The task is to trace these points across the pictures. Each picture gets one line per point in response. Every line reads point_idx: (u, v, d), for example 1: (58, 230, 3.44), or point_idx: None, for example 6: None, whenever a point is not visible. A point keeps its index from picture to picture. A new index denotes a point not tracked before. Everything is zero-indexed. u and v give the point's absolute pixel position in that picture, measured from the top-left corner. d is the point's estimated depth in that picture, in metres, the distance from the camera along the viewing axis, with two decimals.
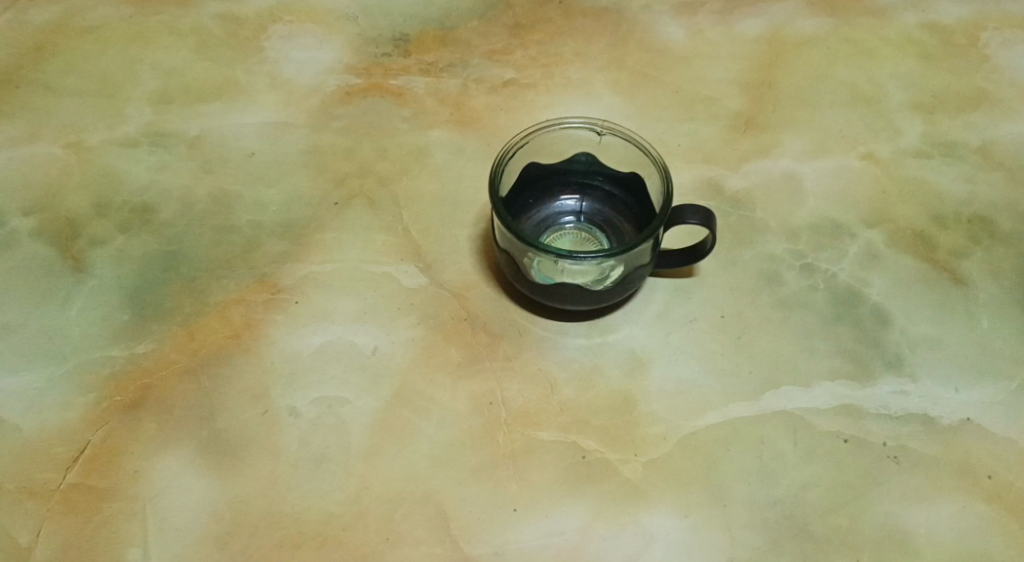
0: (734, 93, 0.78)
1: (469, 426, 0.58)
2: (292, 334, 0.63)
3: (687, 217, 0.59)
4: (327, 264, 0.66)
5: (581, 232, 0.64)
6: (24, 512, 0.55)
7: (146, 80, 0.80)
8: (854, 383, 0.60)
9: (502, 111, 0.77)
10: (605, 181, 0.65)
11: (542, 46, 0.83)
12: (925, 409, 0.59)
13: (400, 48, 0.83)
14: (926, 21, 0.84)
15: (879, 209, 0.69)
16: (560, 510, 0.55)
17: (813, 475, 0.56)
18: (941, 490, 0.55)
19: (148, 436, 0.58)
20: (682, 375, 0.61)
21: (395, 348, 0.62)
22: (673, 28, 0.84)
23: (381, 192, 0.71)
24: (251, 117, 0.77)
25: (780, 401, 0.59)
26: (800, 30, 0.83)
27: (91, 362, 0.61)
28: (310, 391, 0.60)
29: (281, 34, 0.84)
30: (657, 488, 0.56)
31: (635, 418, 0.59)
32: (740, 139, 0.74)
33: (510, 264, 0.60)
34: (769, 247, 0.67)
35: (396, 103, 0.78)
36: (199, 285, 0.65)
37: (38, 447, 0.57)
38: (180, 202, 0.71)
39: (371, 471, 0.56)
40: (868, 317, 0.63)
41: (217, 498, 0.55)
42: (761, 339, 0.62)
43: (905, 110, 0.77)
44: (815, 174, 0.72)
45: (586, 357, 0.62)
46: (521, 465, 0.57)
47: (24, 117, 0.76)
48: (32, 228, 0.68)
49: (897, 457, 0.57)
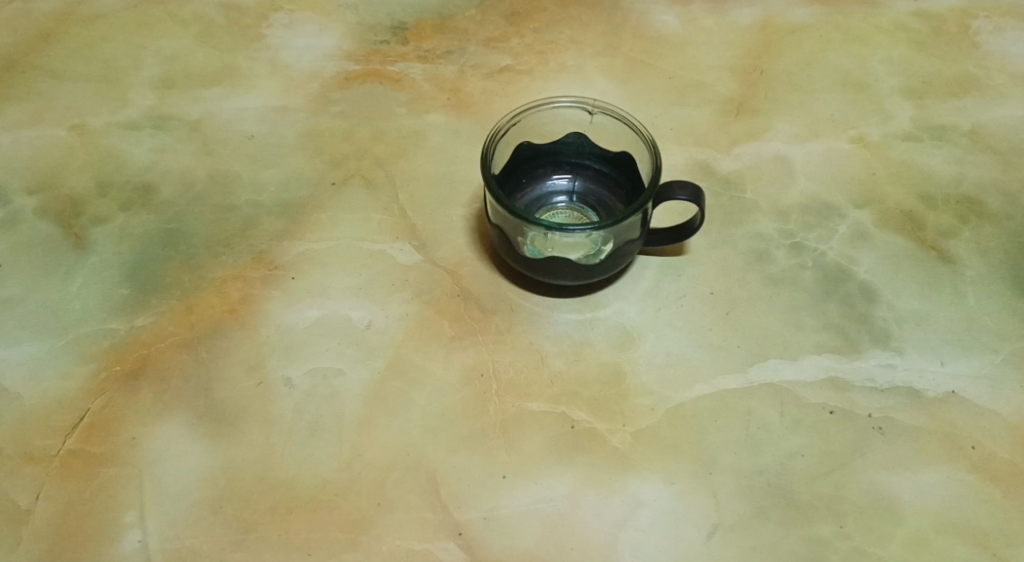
0: (727, 79, 0.79)
1: (461, 397, 0.59)
2: (288, 308, 0.64)
3: (675, 193, 0.60)
4: (323, 242, 0.68)
5: (573, 210, 0.66)
6: (25, 476, 0.56)
7: (149, 66, 0.81)
8: (841, 356, 0.61)
9: (497, 96, 0.79)
10: (597, 160, 0.66)
11: (538, 33, 0.85)
12: (911, 382, 0.59)
13: (398, 35, 0.84)
14: (918, 10, 0.85)
15: (869, 190, 0.70)
16: (548, 477, 0.56)
17: (799, 445, 0.57)
18: (927, 459, 0.56)
19: (146, 405, 0.59)
20: (671, 348, 0.61)
21: (389, 322, 0.63)
22: (667, 16, 0.86)
23: (378, 174, 0.72)
24: (251, 102, 0.78)
25: (767, 374, 0.60)
26: (793, 18, 0.85)
27: (91, 334, 0.62)
28: (305, 362, 0.61)
29: (282, 23, 0.86)
30: (645, 457, 0.56)
31: (624, 390, 0.59)
32: (732, 123, 0.76)
33: (503, 240, 0.61)
34: (759, 227, 0.68)
35: (394, 88, 0.79)
36: (198, 261, 0.66)
37: (39, 415, 0.58)
38: (181, 182, 0.72)
39: (364, 440, 0.57)
40: (856, 294, 0.64)
41: (213, 465, 0.56)
42: (750, 314, 0.63)
43: (896, 95, 0.78)
44: (805, 157, 0.73)
45: (576, 331, 0.63)
46: (511, 434, 0.57)
47: (29, 101, 0.78)
48: (35, 206, 0.70)
49: (882, 428, 0.57)
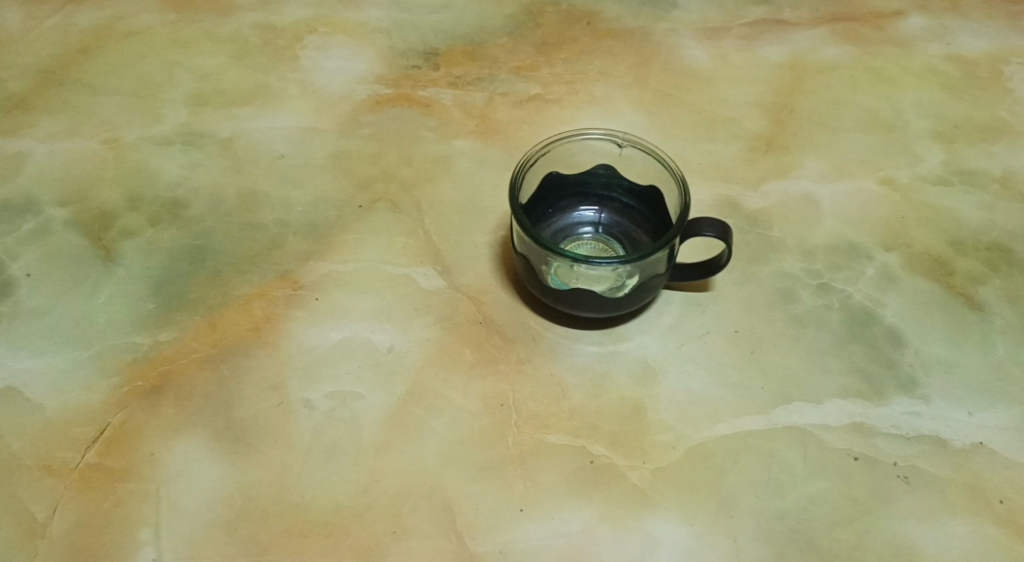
0: (756, 116, 0.79)
1: (480, 426, 0.59)
2: (310, 329, 0.64)
3: (703, 229, 0.59)
4: (348, 263, 0.68)
5: (598, 242, 0.66)
6: (43, 488, 0.56)
7: (183, 83, 0.82)
8: (866, 401, 0.60)
9: (526, 124, 0.79)
10: (624, 193, 0.66)
11: (568, 63, 0.85)
12: (937, 431, 0.58)
13: (429, 61, 0.85)
14: (950, 53, 0.85)
15: (897, 233, 0.70)
16: (565, 512, 0.55)
17: (821, 490, 0.56)
18: (952, 511, 0.55)
19: (166, 421, 0.59)
20: (694, 386, 0.61)
21: (410, 346, 0.63)
22: (697, 51, 0.86)
23: (405, 197, 0.73)
24: (282, 122, 0.79)
25: (790, 416, 0.59)
26: (824, 57, 0.85)
27: (115, 347, 0.62)
28: (325, 385, 0.61)
29: (316, 44, 0.87)
30: (664, 496, 0.56)
31: (645, 426, 0.59)
32: (760, 160, 0.75)
33: (527, 269, 0.61)
34: (785, 265, 0.68)
35: (424, 113, 0.80)
36: (223, 278, 0.67)
37: (61, 427, 0.59)
38: (210, 199, 0.73)
39: (382, 465, 0.57)
40: (883, 338, 0.63)
41: (230, 484, 0.56)
42: (774, 354, 0.62)
43: (926, 138, 0.77)
44: (833, 197, 0.72)
45: (598, 364, 0.62)
46: (530, 466, 0.57)
47: (65, 113, 0.79)
48: (66, 218, 0.71)
49: (907, 477, 0.56)
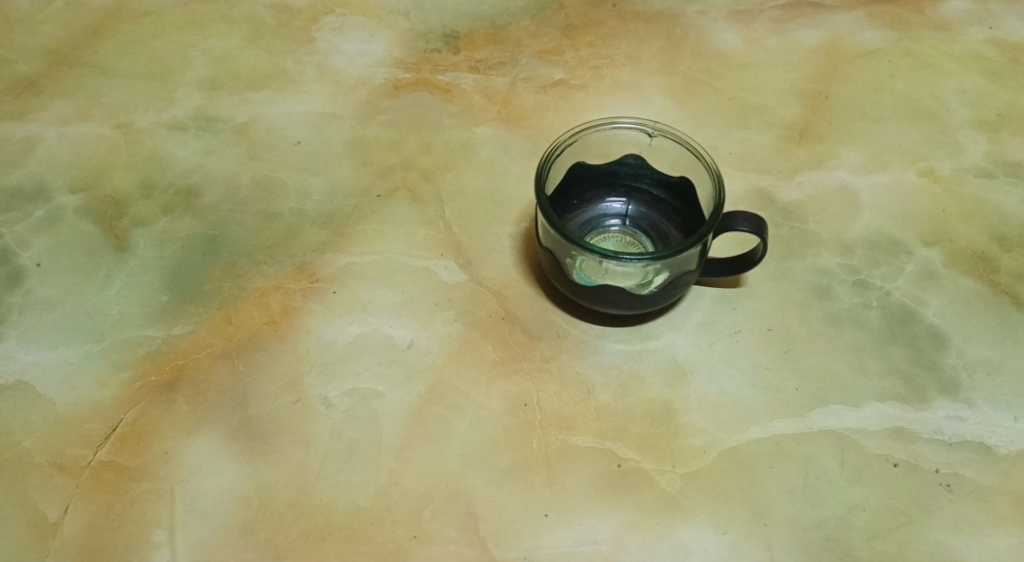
0: (790, 103, 0.76)
1: (504, 427, 0.57)
2: (328, 324, 0.62)
3: (737, 224, 0.56)
4: (366, 255, 0.66)
5: (626, 235, 0.63)
6: (55, 486, 0.54)
7: (197, 66, 0.80)
8: (906, 405, 0.57)
9: (549, 111, 0.76)
10: (654, 184, 0.63)
11: (594, 47, 0.82)
12: (981, 437, 0.56)
13: (450, 44, 0.82)
14: (993, 38, 0.82)
15: (938, 228, 0.67)
16: (593, 518, 0.53)
17: (860, 498, 0.54)
18: (997, 521, 0.53)
19: (180, 417, 0.57)
20: (726, 387, 0.59)
21: (431, 342, 0.61)
22: (728, 35, 0.82)
23: (425, 187, 0.70)
24: (298, 107, 0.76)
25: (826, 420, 0.57)
26: (861, 41, 0.81)
27: (128, 341, 0.61)
28: (343, 382, 0.59)
29: (333, 26, 0.84)
30: (695, 502, 0.54)
31: (675, 428, 0.57)
32: (794, 150, 0.72)
33: (553, 264, 0.58)
34: (821, 261, 0.65)
35: (443, 98, 0.77)
36: (238, 269, 0.65)
37: (72, 423, 0.57)
38: (224, 187, 0.70)
39: (403, 466, 0.55)
40: (923, 338, 0.61)
41: (245, 485, 0.55)
42: (810, 354, 0.60)
43: (969, 127, 0.74)
44: (871, 188, 0.69)
45: (626, 363, 0.60)
46: (556, 468, 0.55)
47: (76, 97, 0.77)
48: (77, 206, 0.69)
49: (950, 485, 0.54)
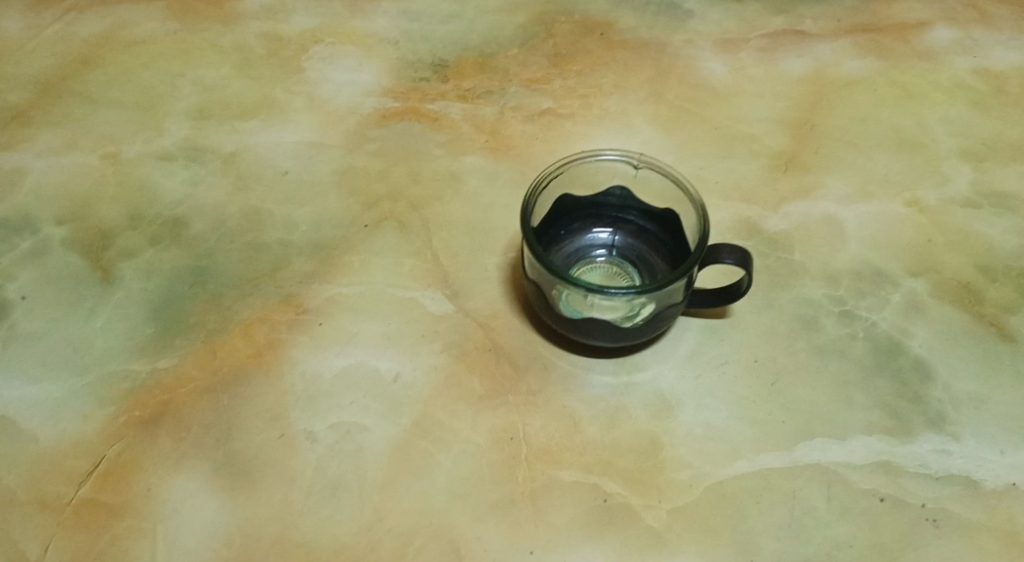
0: (776, 133, 0.76)
1: (489, 462, 0.57)
2: (314, 356, 0.62)
3: (722, 257, 0.56)
4: (353, 287, 0.66)
5: (612, 266, 0.63)
6: (36, 524, 0.54)
7: (186, 95, 0.80)
8: (892, 438, 0.57)
9: (537, 140, 0.77)
10: (640, 215, 0.64)
11: (582, 76, 0.82)
12: (968, 471, 0.56)
13: (438, 72, 0.82)
14: (978, 67, 0.82)
15: (924, 258, 0.67)
16: (579, 555, 0.53)
17: (846, 534, 0.54)
18: (984, 557, 0.53)
19: (164, 453, 0.57)
20: (712, 420, 0.58)
21: (417, 375, 0.61)
22: (715, 63, 0.83)
23: (412, 217, 0.70)
24: (287, 136, 0.77)
25: (812, 453, 0.57)
26: (847, 70, 0.82)
27: (113, 375, 0.60)
28: (329, 415, 0.59)
29: (323, 55, 0.84)
30: (681, 538, 0.53)
31: (661, 462, 0.56)
32: (781, 179, 0.73)
33: (539, 296, 0.58)
34: (807, 292, 0.65)
35: (432, 127, 0.77)
36: (225, 300, 0.65)
37: (54, 459, 0.57)
38: (212, 218, 0.70)
39: (388, 502, 0.55)
40: (910, 370, 0.61)
41: (228, 522, 0.54)
42: (796, 387, 0.60)
43: (954, 157, 0.75)
44: (857, 218, 0.70)
45: (612, 396, 0.60)
46: (541, 504, 0.55)
47: (65, 127, 0.77)
48: (63, 237, 0.69)
49: (937, 520, 0.54)
